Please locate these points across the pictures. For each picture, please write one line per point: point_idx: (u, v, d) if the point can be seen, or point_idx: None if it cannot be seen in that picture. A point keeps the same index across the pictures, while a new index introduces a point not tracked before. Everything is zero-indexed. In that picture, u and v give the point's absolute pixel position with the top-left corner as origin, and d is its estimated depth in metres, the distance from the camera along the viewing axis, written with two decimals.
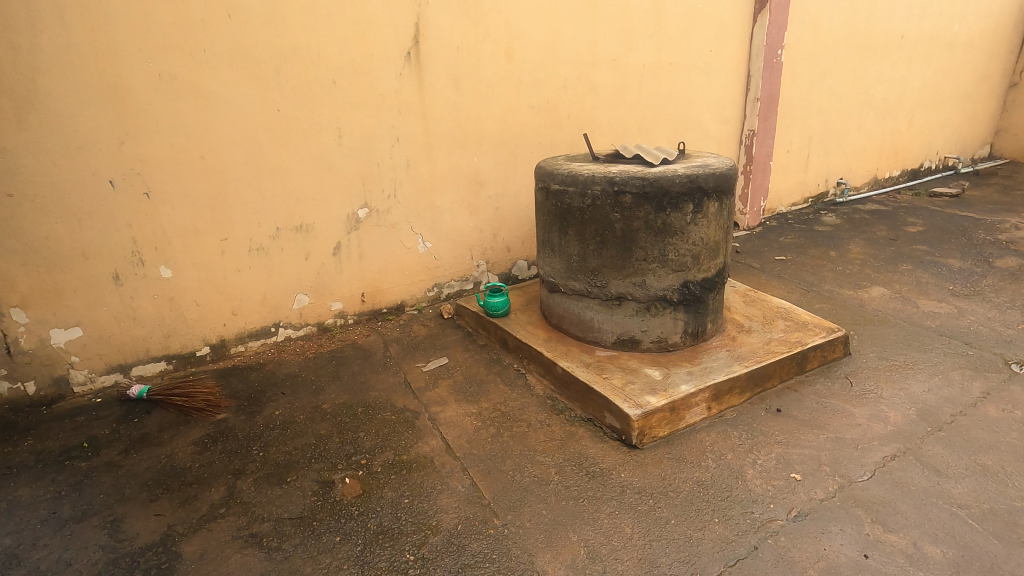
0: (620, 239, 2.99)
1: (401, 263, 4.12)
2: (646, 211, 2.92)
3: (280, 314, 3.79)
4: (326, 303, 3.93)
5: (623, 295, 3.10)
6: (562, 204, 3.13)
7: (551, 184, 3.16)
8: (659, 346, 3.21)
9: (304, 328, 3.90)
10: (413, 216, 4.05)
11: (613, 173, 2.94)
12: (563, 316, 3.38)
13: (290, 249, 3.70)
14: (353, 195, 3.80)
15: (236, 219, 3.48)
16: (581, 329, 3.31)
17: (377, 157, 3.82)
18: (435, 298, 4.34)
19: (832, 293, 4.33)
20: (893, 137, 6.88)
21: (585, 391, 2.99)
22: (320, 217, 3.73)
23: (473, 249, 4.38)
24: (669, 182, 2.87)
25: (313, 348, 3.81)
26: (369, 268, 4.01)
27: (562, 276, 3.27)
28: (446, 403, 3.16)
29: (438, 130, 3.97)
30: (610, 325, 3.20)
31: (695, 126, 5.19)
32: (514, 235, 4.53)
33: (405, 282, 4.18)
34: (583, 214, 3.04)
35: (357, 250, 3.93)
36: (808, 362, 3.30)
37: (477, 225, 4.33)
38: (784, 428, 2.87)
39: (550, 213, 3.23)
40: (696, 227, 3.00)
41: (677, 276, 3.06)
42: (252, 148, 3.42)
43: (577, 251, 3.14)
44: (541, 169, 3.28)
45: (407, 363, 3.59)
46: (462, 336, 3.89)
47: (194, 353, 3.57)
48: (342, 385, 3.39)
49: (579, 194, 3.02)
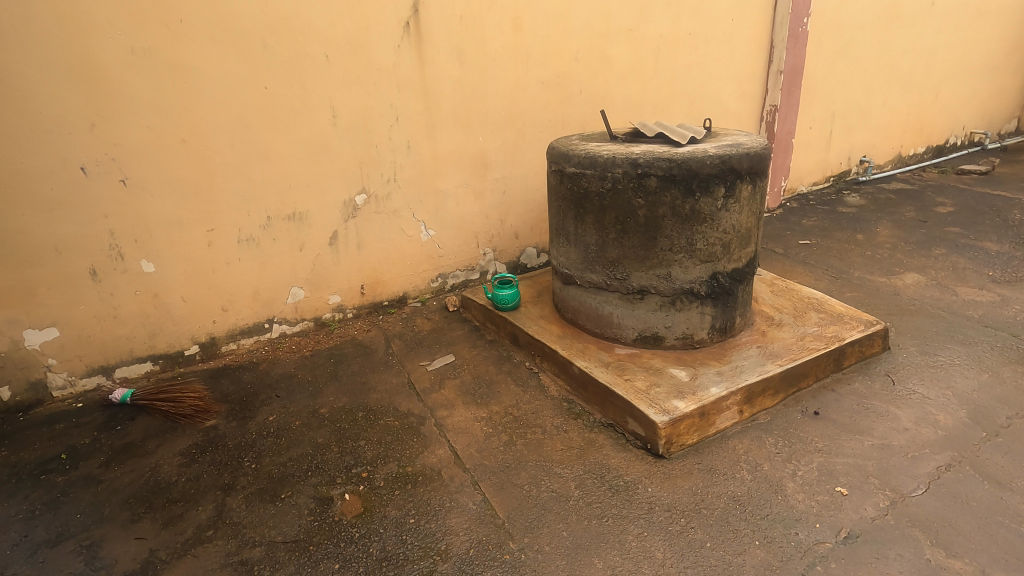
0: (643, 227, 2.72)
1: (403, 252, 3.85)
2: (673, 196, 2.64)
3: (274, 309, 3.54)
4: (323, 297, 3.67)
5: (646, 288, 2.83)
6: (577, 189, 2.84)
7: (566, 166, 2.87)
8: (684, 342, 2.95)
9: (300, 324, 3.65)
10: (415, 202, 3.77)
11: (636, 154, 2.65)
12: (579, 310, 3.12)
13: (283, 239, 3.43)
14: (349, 180, 3.52)
15: (224, 208, 3.20)
16: (599, 325, 3.05)
17: (376, 138, 3.52)
18: (439, 289, 4.08)
19: (863, 280, 4.05)
20: (919, 111, 6.52)
21: (604, 393, 2.75)
22: (314, 204, 3.45)
23: (479, 236, 4.10)
24: (699, 163, 2.58)
25: (310, 345, 3.57)
26: (368, 259, 3.74)
27: (578, 267, 3.01)
28: (453, 407, 2.92)
29: (441, 109, 3.67)
30: (631, 321, 2.94)
31: (715, 102, 4.86)
32: (523, 221, 4.25)
33: (407, 273, 3.92)
34: (602, 200, 2.76)
35: (356, 239, 3.66)
36: (846, 358, 3.04)
37: (483, 211, 4.05)
38: (823, 434, 2.62)
39: (564, 199, 2.95)
40: (727, 214, 2.72)
41: (705, 267, 2.79)
42: (239, 129, 3.12)
43: (595, 240, 2.86)
44: (554, 150, 2.99)
45: (410, 361, 3.35)
46: (469, 331, 3.64)
47: (182, 353, 3.33)
48: (341, 386, 3.15)
49: (597, 178, 2.74)
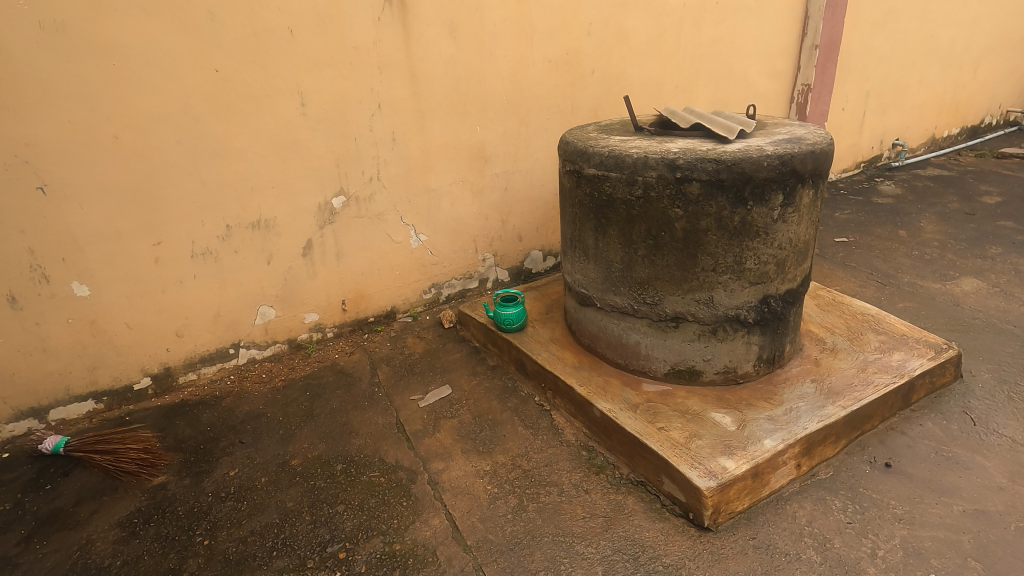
0: (681, 243, 2.21)
1: (390, 262, 3.34)
2: (719, 206, 2.13)
3: (240, 332, 3.04)
4: (298, 316, 3.17)
5: (682, 314, 2.34)
6: (598, 194, 2.33)
7: (584, 166, 2.35)
8: (725, 377, 2.47)
9: (273, 347, 3.16)
10: (403, 203, 3.24)
11: (673, 153, 2.13)
12: (599, 337, 2.63)
13: (247, 251, 2.90)
14: (325, 180, 2.98)
15: (172, 217, 2.67)
16: (623, 356, 2.57)
17: (354, 129, 2.97)
18: (433, 301, 3.58)
19: (915, 286, 3.57)
20: (956, 89, 5.96)
21: (633, 445, 2.27)
22: (283, 209, 2.92)
23: (478, 240, 3.59)
24: (754, 165, 2.06)
25: (283, 373, 3.07)
26: (350, 271, 3.23)
27: (598, 288, 2.51)
28: (450, 457, 2.45)
29: (431, 93, 3.11)
30: (663, 353, 2.45)
31: (742, 81, 4.31)
32: (527, 222, 3.73)
33: (396, 285, 3.41)
34: (629, 209, 2.25)
35: (334, 248, 3.13)
36: (915, 392, 2.56)
37: (482, 212, 3.53)
38: (901, 495, 2.16)
39: (581, 206, 2.44)
40: (783, 225, 2.21)
41: (754, 289, 2.29)
42: (185, 121, 2.57)
43: (619, 257, 2.36)
44: (568, 147, 2.46)
45: (400, 394, 2.86)
46: (468, 354, 3.15)
47: (131, 388, 2.84)
48: (317, 428, 2.66)
49: (624, 182, 2.22)
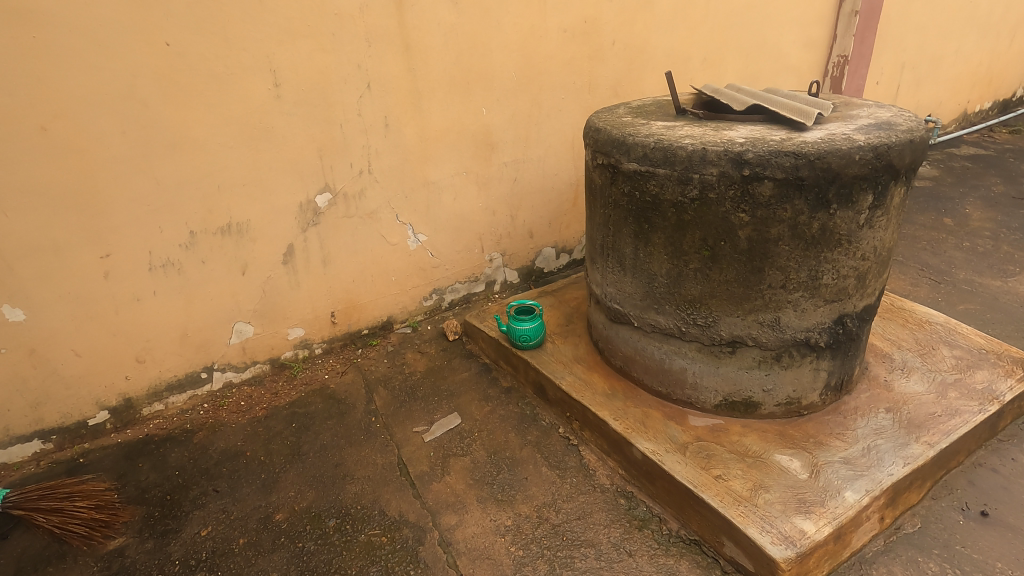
0: (744, 255, 1.81)
1: (385, 267, 2.91)
2: (795, 209, 1.72)
3: (213, 353, 2.62)
4: (280, 332, 2.75)
5: (741, 338, 1.95)
6: (640, 194, 1.91)
7: (622, 160, 1.92)
8: (786, 409, 2.10)
9: (252, 369, 2.74)
10: (398, 200, 2.80)
11: (739, 144, 1.71)
12: (635, 360, 2.24)
13: (217, 261, 2.47)
14: (306, 175, 2.53)
15: (123, 223, 2.22)
16: (665, 384, 2.18)
17: (339, 114, 2.51)
18: (435, 309, 3.16)
19: (973, 284, 3.20)
20: (992, 60, 5.52)
21: (684, 496, 1.90)
22: (258, 210, 2.48)
23: (484, 239, 3.16)
24: (843, 158, 1.65)
25: (265, 399, 2.67)
26: (339, 278, 2.80)
27: (636, 305, 2.11)
28: (465, 509, 2.06)
29: (430, 70, 2.65)
30: (715, 382, 2.07)
31: (775, 53, 3.85)
32: (539, 217, 3.31)
33: (392, 293, 2.99)
34: (680, 213, 1.83)
35: (320, 253, 2.70)
36: (1003, 419, 2.20)
37: (488, 207, 3.09)
38: (1008, 554, 1.80)
39: (617, 207, 2.02)
40: (870, 231, 1.81)
41: (828, 309, 1.90)
42: (131, 107, 2.10)
43: (664, 269, 1.95)
44: (601, 136, 2.03)
45: (401, 425, 2.47)
46: (477, 373, 2.75)
47: (86, 423, 2.42)
48: (305, 471, 2.27)
49: (675, 180, 1.80)
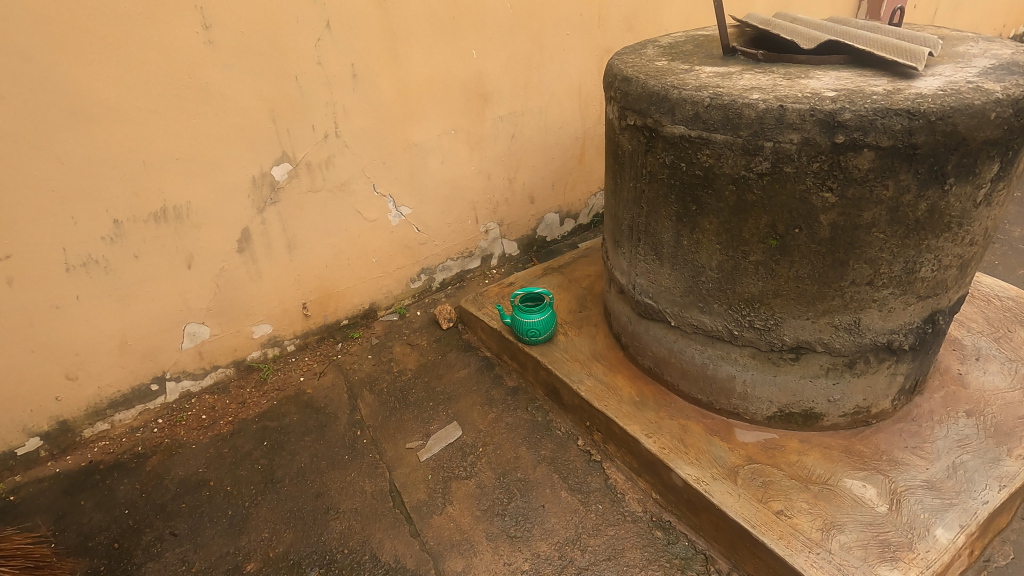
0: (824, 245, 1.40)
1: (364, 247, 2.46)
2: (899, 186, 1.30)
3: (164, 362, 2.20)
4: (243, 331, 2.33)
5: (808, 344, 1.58)
6: (687, 167, 1.47)
7: (663, 121, 1.47)
8: (852, 419, 1.76)
9: (213, 375, 2.34)
10: (374, 168, 2.32)
11: (830, 100, 1.27)
12: (669, 363, 1.87)
13: (155, 254, 2.00)
14: (257, 142, 2.03)
15: (22, 215, 1.73)
16: (706, 392, 1.82)
17: (294, 63, 1.99)
18: (424, 290, 2.75)
19: None
20: None
21: (739, 537, 1.57)
22: (201, 189, 1.99)
23: (479, 209, 2.71)
24: (974, 118, 1.22)
25: (231, 410, 2.28)
26: (309, 265, 2.36)
27: (674, 301, 1.71)
28: (473, 550, 1.73)
29: (406, 2, 2.11)
30: (770, 392, 1.71)
31: None
32: (541, 179, 2.84)
33: (374, 277, 2.55)
34: (742, 193, 1.41)
35: (283, 237, 2.24)
36: None
37: (482, 171, 2.62)
38: None
39: (653, 182, 1.59)
40: (985, 210, 1.40)
41: (920, 306, 1.52)
42: (12, 65, 1.58)
43: (715, 262, 1.54)
44: (633, 89, 1.57)
45: (392, 440, 2.11)
46: (478, 369, 2.37)
47: (15, 454, 2.02)
48: (281, 504, 1.91)
49: (737, 149, 1.36)
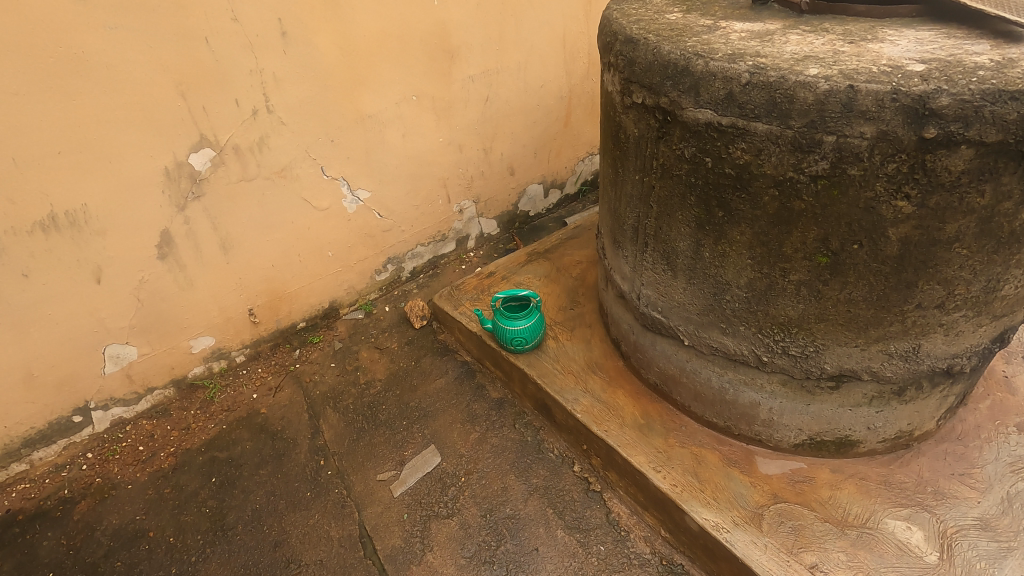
0: (889, 264, 1.09)
1: (316, 241, 2.09)
2: (999, 192, 0.98)
3: (85, 390, 1.87)
4: (179, 347, 1.99)
5: (852, 372, 1.30)
6: (713, 163, 1.13)
7: (683, 103, 1.12)
8: (892, 444, 1.52)
9: (149, 398, 2.02)
10: (321, 147, 1.92)
11: (918, 78, 0.92)
12: (679, 383, 1.59)
13: (50, 270, 1.62)
14: (165, 124, 1.62)
15: None
16: (723, 417, 1.56)
17: (201, 19, 1.55)
18: (392, 281, 2.41)
19: None
20: None
21: None
22: (99, 187, 1.59)
23: (450, 186, 2.33)
24: None
25: (173, 437, 1.98)
26: (251, 266, 1.99)
27: (689, 319, 1.41)
28: None
29: None
30: (801, 420, 1.45)
31: None
32: (521, 147, 2.45)
33: (332, 272, 2.20)
34: (787, 199, 1.08)
35: (215, 237, 1.86)
36: None
37: (452, 143, 2.23)
38: None
39: (666, 178, 1.25)
40: None
41: (992, 326, 1.24)
42: None
43: (744, 280, 1.24)
44: (640, 55, 1.19)
45: (361, 470, 1.84)
46: (457, 378, 2.08)
47: None
48: (233, 558, 1.64)
49: (786, 143, 1.02)
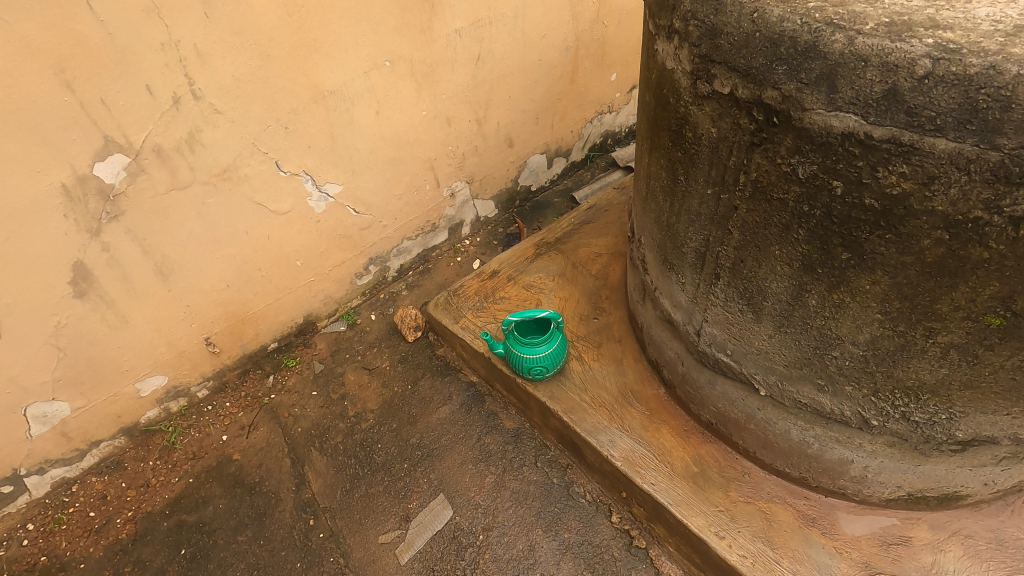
0: None
1: (280, 250, 1.70)
2: None
3: (11, 458, 1.52)
4: (123, 393, 1.63)
5: (989, 439, 1.00)
6: (845, 189, 0.77)
7: (808, 101, 0.73)
8: (1004, 492, 1.25)
9: (95, 452, 1.69)
10: (272, 137, 1.49)
11: None
12: (745, 429, 1.30)
13: None
14: (50, 128, 1.17)
15: None
16: (800, 469, 1.28)
17: None
18: (377, 284, 2.04)
19: None
20: None
21: None
22: None
23: (438, 168, 1.92)
24: None
25: (129, 497, 1.66)
26: (201, 290, 1.61)
27: (771, 369, 1.09)
28: None
29: None
30: (902, 478, 1.17)
31: None
32: (520, 113, 2.02)
33: (303, 283, 1.83)
34: (962, 245, 0.73)
35: (148, 263, 1.46)
36: None
37: (438, 116, 1.80)
38: None
39: (760, 201, 0.88)
40: None
41: None
42: None
43: (865, 337, 0.91)
44: (731, 22, 0.80)
45: (360, 531, 1.55)
46: (463, 405, 1.77)
47: None
48: None
49: (981, 170, 0.66)
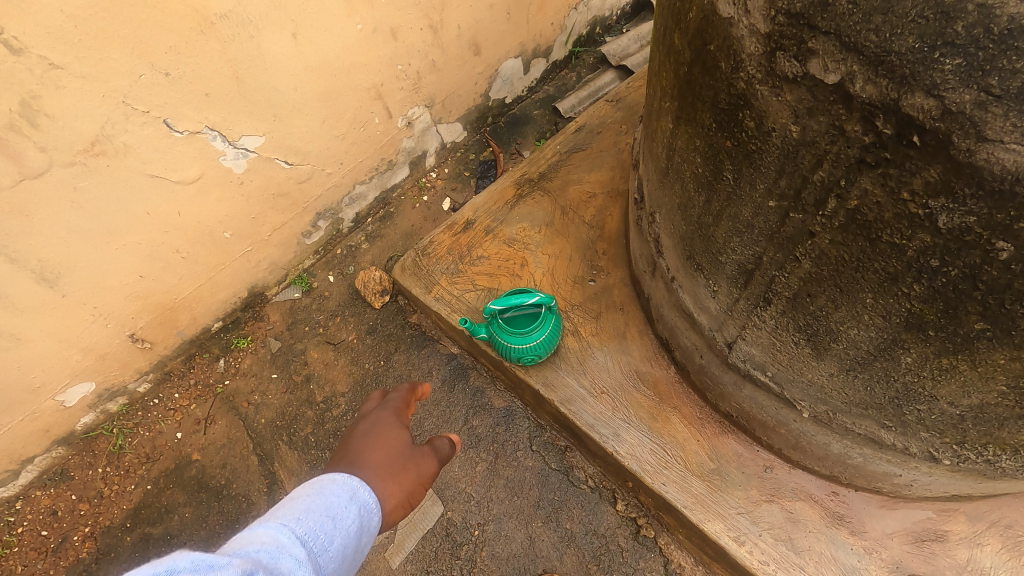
0: None
1: (200, 223, 1.36)
2: None
3: None
4: (44, 408, 1.39)
5: None
6: (1015, 254, 0.51)
7: (993, 126, 0.48)
8: None
9: (31, 467, 1.48)
10: (150, 89, 1.08)
11: None
12: (774, 432, 1.12)
13: None
14: None
15: None
16: (834, 470, 1.11)
17: None
18: (331, 238, 1.73)
19: None
20: None
21: None
22: None
23: (387, 94, 1.51)
24: None
25: (83, 511, 1.47)
26: (108, 285, 1.29)
27: (823, 400, 0.87)
28: None
29: None
30: (952, 487, 1.03)
31: None
32: (486, 9, 1.56)
33: (238, 254, 1.51)
34: None
35: (23, 270, 1.13)
36: None
37: (378, 29, 1.36)
38: None
39: (857, 236, 0.61)
40: None
41: None
42: None
43: (970, 402, 0.68)
44: None
45: None
46: (445, 382, 1.56)
47: None
48: None
49: None
